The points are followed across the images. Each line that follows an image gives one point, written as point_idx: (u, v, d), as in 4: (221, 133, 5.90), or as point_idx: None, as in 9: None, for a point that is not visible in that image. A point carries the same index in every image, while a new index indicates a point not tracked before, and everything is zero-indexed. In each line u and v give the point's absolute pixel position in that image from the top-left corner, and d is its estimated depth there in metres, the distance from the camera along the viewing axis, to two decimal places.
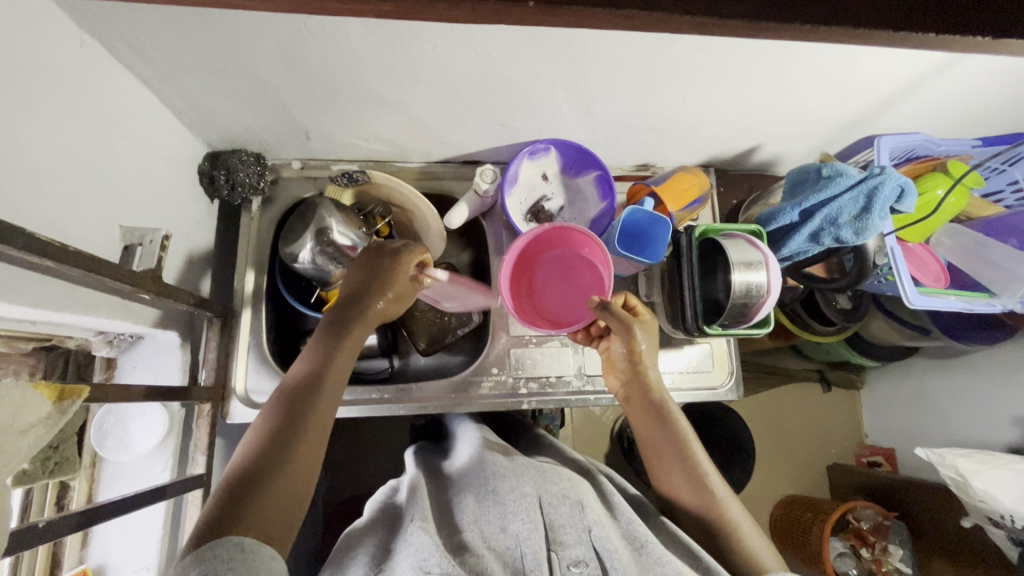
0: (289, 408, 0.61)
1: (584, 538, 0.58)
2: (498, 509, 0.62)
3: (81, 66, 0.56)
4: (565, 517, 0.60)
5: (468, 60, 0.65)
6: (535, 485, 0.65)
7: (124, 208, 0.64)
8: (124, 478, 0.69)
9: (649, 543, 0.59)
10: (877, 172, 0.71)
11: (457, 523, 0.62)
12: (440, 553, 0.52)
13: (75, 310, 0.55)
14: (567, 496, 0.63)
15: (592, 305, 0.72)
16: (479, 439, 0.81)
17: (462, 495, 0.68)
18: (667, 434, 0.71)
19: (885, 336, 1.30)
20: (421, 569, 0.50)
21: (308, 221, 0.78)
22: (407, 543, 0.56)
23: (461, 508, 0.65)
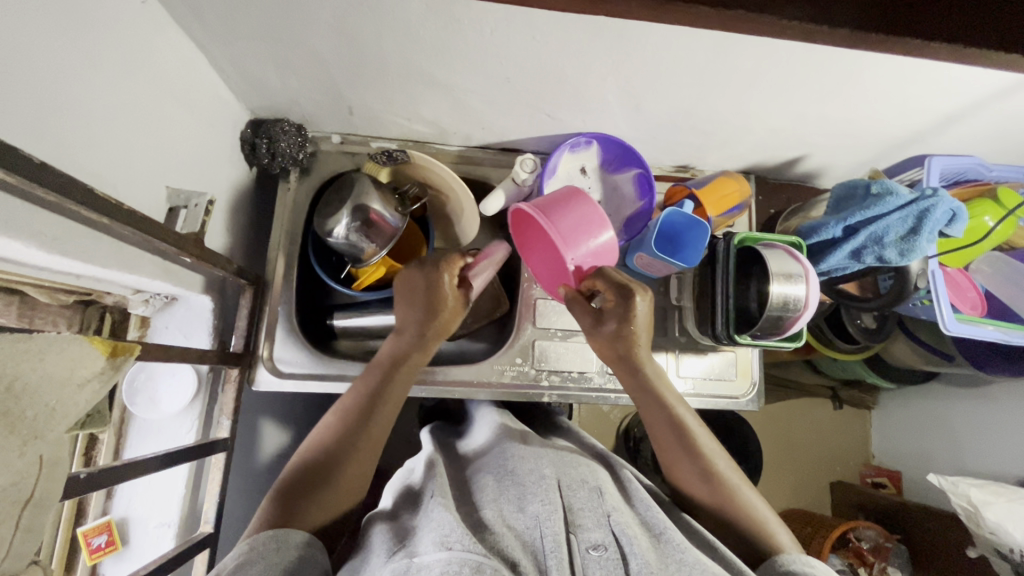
0: (369, 400, 0.65)
1: (603, 522, 0.58)
2: (517, 489, 0.60)
3: (139, 22, 0.55)
4: (584, 501, 0.60)
5: (524, 47, 0.64)
6: (554, 468, 0.64)
7: (170, 170, 0.63)
8: (151, 434, 0.70)
9: (668, 530, 0.60)
10: (929, 194, 0.69)
11: (478, 501, 0.61)
12: (462, 529, 0.52)
13: (121, 267, 0.56)
14: (587, 481, 0.63)
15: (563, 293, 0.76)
16: (499, 422, 0.81)
17: (480, 475, 0.66)
18: (687, 451, 0.69)
19: (906, 359, 1.28)
20: (443, 545, 0.49)
21: (345, 197, 0.77)
22: (428, 518, 0.56)
23: (480, 488, 0.64)
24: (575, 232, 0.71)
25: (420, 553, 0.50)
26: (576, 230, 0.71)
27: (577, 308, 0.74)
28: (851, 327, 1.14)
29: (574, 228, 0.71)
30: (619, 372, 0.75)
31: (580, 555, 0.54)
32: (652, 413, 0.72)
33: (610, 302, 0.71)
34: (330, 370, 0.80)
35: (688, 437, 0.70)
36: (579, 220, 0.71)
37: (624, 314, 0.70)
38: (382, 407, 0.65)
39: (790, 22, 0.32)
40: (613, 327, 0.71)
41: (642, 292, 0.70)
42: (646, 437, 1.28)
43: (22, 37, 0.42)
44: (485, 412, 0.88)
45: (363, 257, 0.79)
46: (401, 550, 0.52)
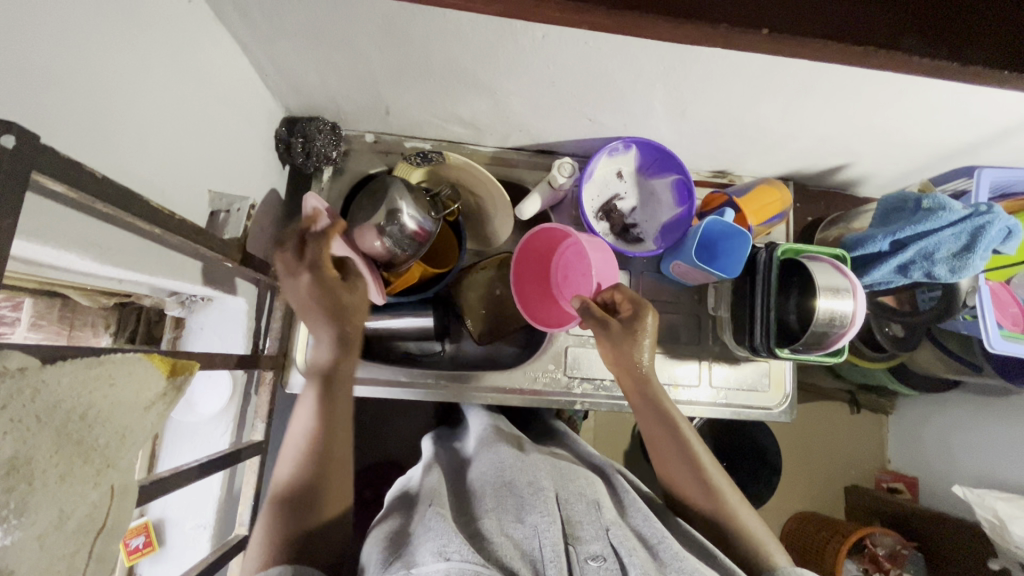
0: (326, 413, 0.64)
1: (602, 535, 0.57)
2: (516, 501, 0.59)
3: (186, 23, 0.54)
4: (582, 513, 0.59)
5: (575, 52, 0.62)
6: (553, 481, 0.64)
7: (212, 173, 0.62)
8: (188, 438, 0.70)
9: (665, 539, 0.58)
10: (985, 210, 0.67)
11: (476, 511, 0.59)
12: (460, 540, 0.50)
13: (166, 273, 0.55)
14: (584, 494, 0.63)
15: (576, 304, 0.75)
16: (489, 423, 0.81)
17: (475, 490, 0.64)
18: (683, 456, 0.69)
19: (932, 367, 1.27)
20: (439, 555, 0.47)
21: (381, 201, 0.76)
22: (425, 528, 0.54)
23: (478, 498, 0.62)
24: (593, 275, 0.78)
25: (418, 564, 0.48)
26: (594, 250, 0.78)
27: (593, 320, 0.74)
28: (880, 336, 1.12)
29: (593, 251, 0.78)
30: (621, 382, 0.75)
31: (579, 566, 0.53)
32: (651, 421, 0.72)
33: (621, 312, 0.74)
34: (361, 372, 0.81)
35: (683, 442, 0.70)
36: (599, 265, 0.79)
37: (629, 324, 0.72)
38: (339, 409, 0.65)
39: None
40: (623, 339, 0.71)
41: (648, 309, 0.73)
42: None
43: (79, 45, 0.40)
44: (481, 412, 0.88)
45: (396, 262, 0.79)
46: (398, 561, 0.50)
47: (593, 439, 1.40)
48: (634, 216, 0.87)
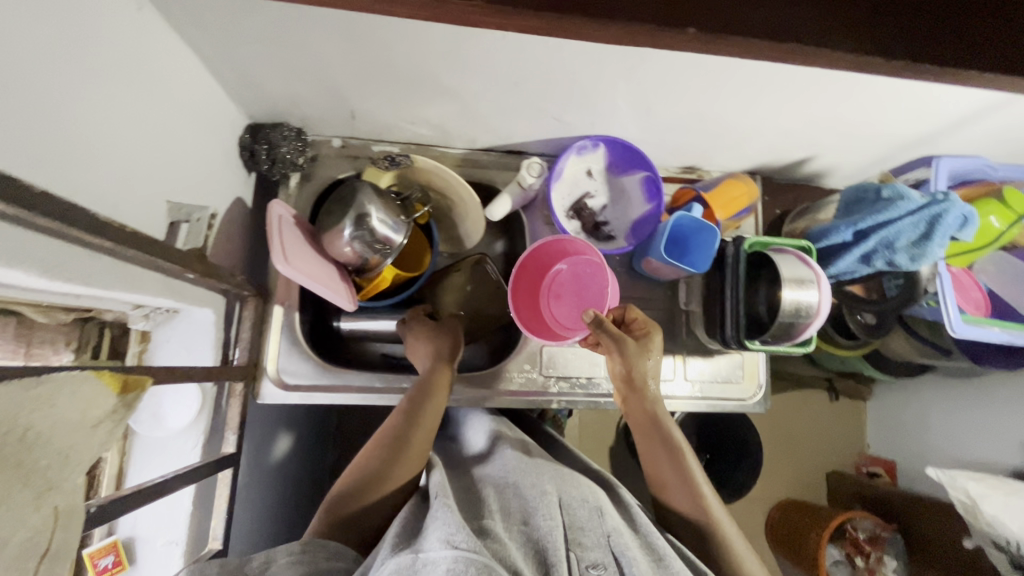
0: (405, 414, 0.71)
1: (603, 542, 0.57)
2: (520, 504, 0.60)
3: (137, 33, 0.53)
4: (584, 520, 0.59)
5: (537, 53, 0.62)
6: (557, 485, 0.64)
7: (171, 184, 0.61)
8: (156, 455, 0.68)
9: (668, 557, 0.58)
10: (941, 198, 0.68)
11: (483, 508, 0.59)
12: (467, 530, 0.50)
13: (124, 287, 0.54)
14: (587, 500, 0.62)
15: (591, 321, 0.72)
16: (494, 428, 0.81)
17: (480, 492, 0.64)
18: (677, 472, 0.71)
19: (905, 353, 1.29)
20: (448, 543, 0.48)
21: (349, 205, 0.75)
22: (432, 518, 0.54)
23: (483, 498, 0.62)
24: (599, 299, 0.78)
25: (425, 550, 0.48)
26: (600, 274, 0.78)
27: (607, 337, 0.73)
28: (852, 324, 1.14)
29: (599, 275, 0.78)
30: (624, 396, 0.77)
31: (579, 574, 0.53)
32: (650, 437, 0.74)
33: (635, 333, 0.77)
34: (334, 381, 0.79)
35: (679, 460, 0.71)
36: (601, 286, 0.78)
37: (641, 346, 0.74)
38: (415, 432, 0.70)
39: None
40: (636, 358, 0.73)
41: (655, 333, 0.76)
42: None
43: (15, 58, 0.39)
44: (480, 417, 0.87)
45: (367, 266, 0.79)
46: (406, 547, 0.50)
47: (577, 436, 1.40)
48: (605, 214, 0.88)
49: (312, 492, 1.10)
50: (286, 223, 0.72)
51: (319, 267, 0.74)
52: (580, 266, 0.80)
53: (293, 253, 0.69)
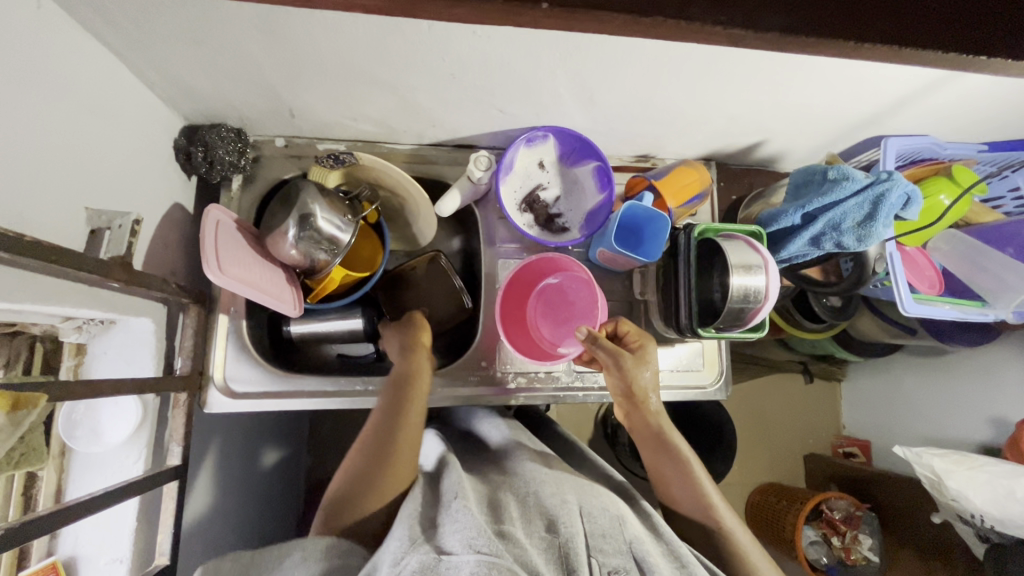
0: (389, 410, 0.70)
1: (624, 548, 0.57)
2: (539, 509, 0.60)
3: (41, 33, 0.50)
4: (605, 528, 0.58)
5: (468, 43, 0.61)
6: (577, 495, 0.63)
7: (92, 190, 0.59)
8: (97, 473, 0.66)
9: (692, 564, 0.58)
10: (884, 178, 0.68)
11: (503, 513, 0.58)
12: (488, 534, 0.51)
13: (37, 299, 0.52)
14: (608, 509, 0.62)
15: (582, 335, 0.72)
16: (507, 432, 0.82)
17: (499, 491, 0.64)
18: (682, 477, 0.72)
19: (871, 333, 1.30)
20: (470, 547, 0.49)
21: (292, 205, 0.73)
22: (450, 518, 0.55)
23: (501, 502, 0.61)
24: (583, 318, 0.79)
25: (447, 553, 0.50)
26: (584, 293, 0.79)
27: (603, 353, 0.72)
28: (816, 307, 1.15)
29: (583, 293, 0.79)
30: (623, 406, 0.77)
31: None
32: (652, 445, 0.74)
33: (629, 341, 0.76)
34: (285, 387, 0.78)
35: (682, 465, 0.73)
36: (588, 301, 0.78)
37: (636, 355, 0.74)
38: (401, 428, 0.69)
39: (716, 28, 0.35)
40: (632, 371, 0.73)
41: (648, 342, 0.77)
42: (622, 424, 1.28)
43: None
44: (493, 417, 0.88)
45: (315, 267, 0.77)
46: (425, 545, 0.52)
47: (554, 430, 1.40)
48: (558, 206, 0.87)
49: (282, 498, 1.08)
50: (224, 227, 0.70)
51: (257, 273, 0.72)
52: (567, 281, 0.80)
53: (231, 259, 0.68)
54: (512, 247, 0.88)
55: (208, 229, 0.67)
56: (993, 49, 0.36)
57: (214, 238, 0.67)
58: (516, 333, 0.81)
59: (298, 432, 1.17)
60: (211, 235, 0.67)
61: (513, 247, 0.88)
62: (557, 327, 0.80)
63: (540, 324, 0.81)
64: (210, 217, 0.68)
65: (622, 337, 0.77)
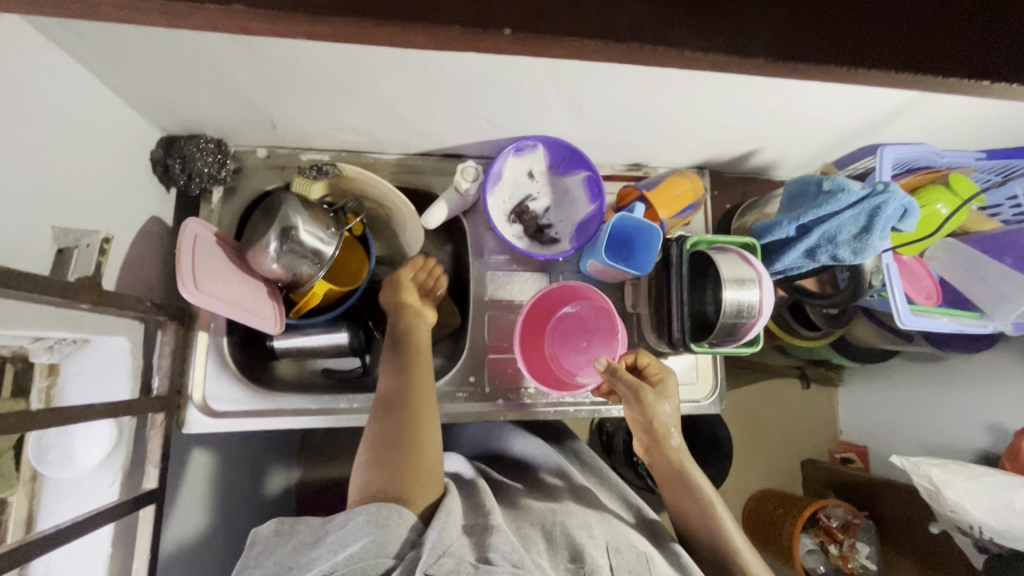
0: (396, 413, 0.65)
1: None
2: (567, 540, 0.60)
3: (2, 46, 0.48)
4: (629, 564, 0.59)
5: (451, 53, 0.59)
6: (603, 530, 0.63)
7: (61, 207, 0.57)
8: (69, 498, 0.63)
9: None
10: (881, 190, 0.67)
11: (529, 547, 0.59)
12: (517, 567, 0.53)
13: (0, 324, 0.50)
14: (633, 546, 0.62)
15: (604, 367, 0.70)
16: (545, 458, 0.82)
17: (523, 523, 0.64)
18: (701, 514, 0.71)
19: (868, 340, 1.29)
20: (506, 560, 0.53)
21: (272, 219, 0.71)
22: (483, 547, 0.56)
23: (529, 536, 0.61)
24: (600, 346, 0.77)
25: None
26: (598, 320, 0.77)
27: (623, 385, 0.71)
28: (813, 315, 1.13)
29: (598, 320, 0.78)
30: (645, 439, 0.74)
31: None
32: (671, 480, 0.73)
33: (649, 371, 0.75)
34: (267, 406, 0.76)
35: (702, 502, 0.71)
36: (606, 330, 0.77)
37: (657, 388, 0.72)
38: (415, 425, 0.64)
39: (697, 54, 0.35)
40: (654, 406, 0.71)
41: (666, 372, 0.75)
42: (618, 433, 1.27)
43: None
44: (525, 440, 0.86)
45: (299, 282, 0.75)
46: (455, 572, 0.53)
47: None
48: (549, 216, 0.85)
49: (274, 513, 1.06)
50: (202, 240, 0.68)
51: (235, 287, 0.70)
52: (584, 310, 0.78)
53: (209, 274, 0.67)
54: (501, 258, 0.86)
55: (185, 242, 0.65)
56: (986, 67, 0.35)
57: (191, 254, 0.65)
58: (534, 361, 0.78)
59: (289, 444, 1.15)
60: (188, 248, 0.65)
61: (503, 259, 0.86)
62: (575, 354, 0.78)
63: (559, 355, 0.77)
64: (188, 231, 0.66)
65: (641, 369, 0.75)
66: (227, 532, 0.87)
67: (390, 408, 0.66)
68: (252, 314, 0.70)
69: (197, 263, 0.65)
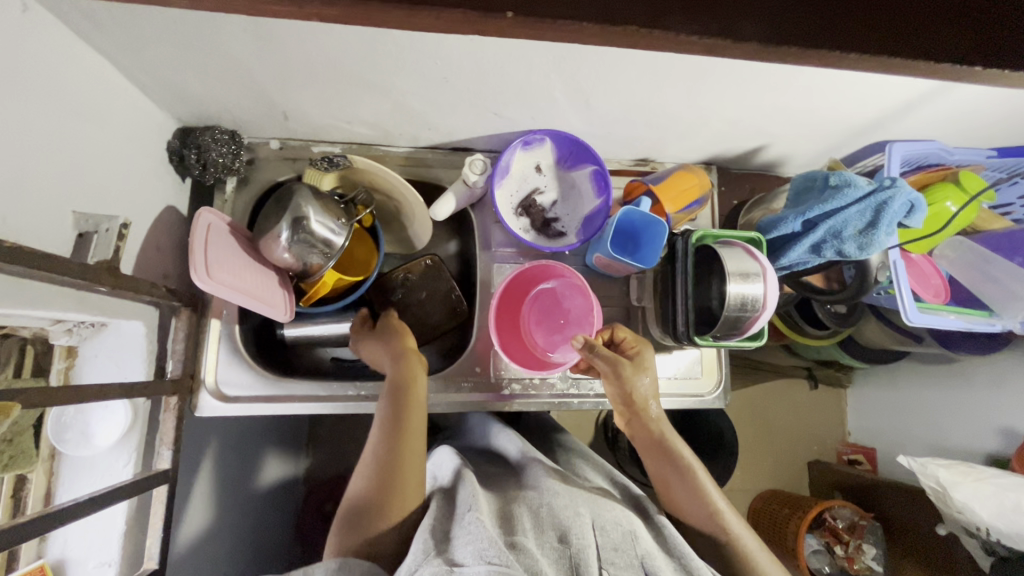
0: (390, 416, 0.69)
1: (635, 563, 0.56)
2: (551, 521, 0.58)
3: (26, 36, 0.50)
4: (616, 542, 0.58)
5: (459, 46, 0.60)
6: (590, 508, 0.62)
7: (80, 193, 0.58)
8: (85, 475, 0.65)
9: None
10: (888, 185, 0.67)
11: (515, 526, 0.57)
12: (498, 545, 0.51)
13: (22, 304, 0.52)
14: (620, 523, 0.61)
15: (581, 345, 0.71)
16: (518, 445, 0.79)
17: (510, 503, 0.62)
18: (686, 486, 0.70)
19: (877, 340, 1.28)
20: (482, 558, 0.49)
21: (284, 208, 0.72)
22: (464, 531, 0.55)
23: (514, 515, 0.59)
24: (577, 324, 0.78)
25: (461, 565, 0.50)
26: (575, 298, 0.79)
27: (601, 361, 0.72)
28: (820, 313, 1.13)
29: (576, 297, 0.79)
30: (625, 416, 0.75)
31: None
32: (653, 454, 0.73)
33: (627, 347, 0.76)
34: (277, 391, 0.78)
35: (687, 474, 0.71)
36: (582, 308, 0.78)
37: (635, 362, 0.73)
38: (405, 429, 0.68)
39: (692, 39, 0.34)
40: (631, 379, 0.72)
41: (642, 346, 0.76)
42: (622, 428, 1.27)
43: None
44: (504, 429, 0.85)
45: (308, 271, 0.76)
46: (439, 556, 0.52)
47: None
48: (555, 210, 0.86)
49: (280, 500, 1.08)
50: (215, 229, 0.70)
51: (247, 276, 0.71)
52: (563, 288, 0.80)
53: (224, 266, 0.68)
54: (508, 251, 0.87)
55: (200, 233, 0.66)
56: (988, 56, 0.35)
57: (205, 239, 0.67)
58: (515, 343, 0.80)
59: (297, 433, 1.16)
60: (202, 237, 0.66)
61: (510, 252, 0.87)
62: (553, 333, 0.79)
63: (536, 333, 0.79)
64: (201, 220, 0.67)
65: (619, 344, 0.77)
66: (233, 516, 0.88)
67: (392, 400, 0.71)
68: (262, 303, 0.71)
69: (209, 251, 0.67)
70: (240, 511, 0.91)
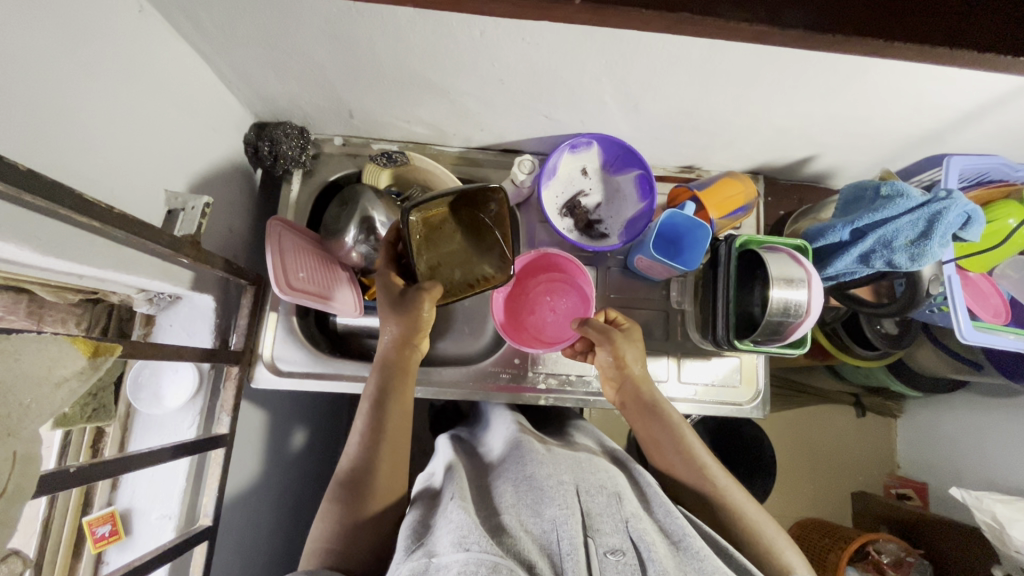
0: (376, 409, 0.69)
1: (621, 526, 0.54)
2: (535, 493, 0.57)
3: (137, 33, 0.57)
4: (602, 506, 0.56)
5: (516, 48, 0.63)
6: (573, 473, 0.60)
7: (170, 175, 0.65)
8: (155, 430, 0.73)
9: (687, 536, 0.56)
10: (943, 196, 0.65)
11: (497, 505, 0.56)
12: (480, 531, 0.49)
13: (118, 269, 0.58)
14: (605, 487, 0.59)
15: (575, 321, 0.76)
16: (510, 419, 0.79)
17: (497, 481, 0.62)
18: (683, 460, 0.71)
19: (935, 368, 1.19)
20: (461, 546, 0.47)
21: (353, 210, 0.80)
22: (445, 519, 0.53)
23: (497, 493, 0.59)
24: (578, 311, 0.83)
25: (438, 553, 0.48)
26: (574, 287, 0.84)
27: (593, 332, 0.75)
28: (869, 333, 1.08)
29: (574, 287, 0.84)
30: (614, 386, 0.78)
31: (598, 559, 0.50)
32: (647, 427, 0.74)
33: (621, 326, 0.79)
34: (325, 369, 0.83)
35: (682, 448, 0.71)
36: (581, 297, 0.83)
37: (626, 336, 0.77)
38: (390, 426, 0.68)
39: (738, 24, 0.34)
40: (622, 349, 0.75)
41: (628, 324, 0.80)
42: None
43: (29, 59, 0.44)
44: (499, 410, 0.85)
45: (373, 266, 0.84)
46: (422, 548, 0.50)
47: None
48: (599, 212, 0.87)
49: (319, 482, 1.12)
50: (285, 233, 0.75)
51: (311, 268, 0.76)
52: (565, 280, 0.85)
53: (292, 261, 0.73)
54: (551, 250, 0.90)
55: (275, 240, 0.72)
56: None
57: (277, 247, 0.72)
58: (522, 328, 0.84)
59: (337, 420, 1.21)
60: (276, 244, 0.72)
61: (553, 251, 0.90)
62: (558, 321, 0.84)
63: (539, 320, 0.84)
64: (274, 229, 0.73)
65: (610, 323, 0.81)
66: (274, 493, 0.93)
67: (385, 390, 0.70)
68: (331, 298, 0.78)
69: (281, 253, 0.72)
70: (279, 489, 0.95)
